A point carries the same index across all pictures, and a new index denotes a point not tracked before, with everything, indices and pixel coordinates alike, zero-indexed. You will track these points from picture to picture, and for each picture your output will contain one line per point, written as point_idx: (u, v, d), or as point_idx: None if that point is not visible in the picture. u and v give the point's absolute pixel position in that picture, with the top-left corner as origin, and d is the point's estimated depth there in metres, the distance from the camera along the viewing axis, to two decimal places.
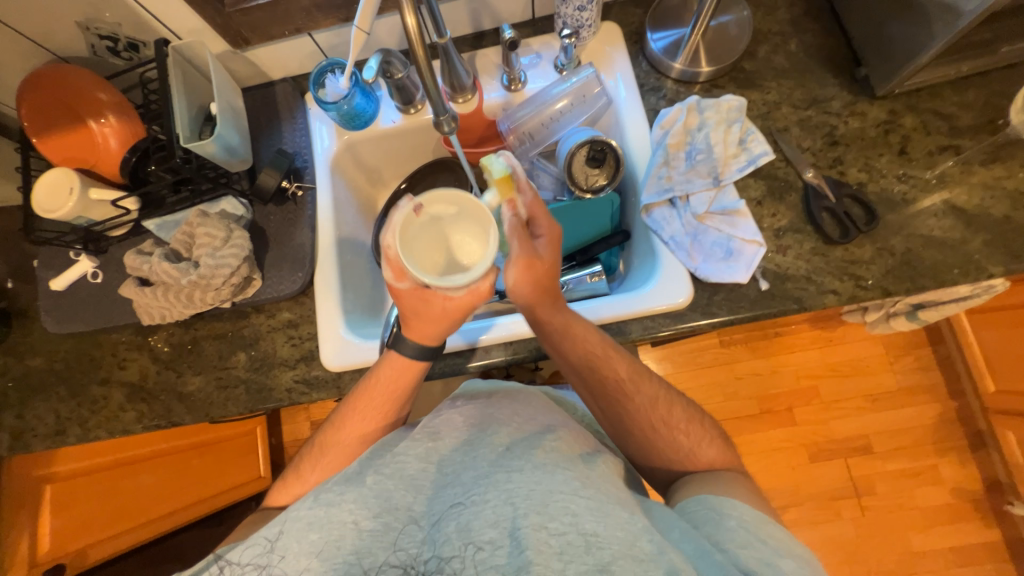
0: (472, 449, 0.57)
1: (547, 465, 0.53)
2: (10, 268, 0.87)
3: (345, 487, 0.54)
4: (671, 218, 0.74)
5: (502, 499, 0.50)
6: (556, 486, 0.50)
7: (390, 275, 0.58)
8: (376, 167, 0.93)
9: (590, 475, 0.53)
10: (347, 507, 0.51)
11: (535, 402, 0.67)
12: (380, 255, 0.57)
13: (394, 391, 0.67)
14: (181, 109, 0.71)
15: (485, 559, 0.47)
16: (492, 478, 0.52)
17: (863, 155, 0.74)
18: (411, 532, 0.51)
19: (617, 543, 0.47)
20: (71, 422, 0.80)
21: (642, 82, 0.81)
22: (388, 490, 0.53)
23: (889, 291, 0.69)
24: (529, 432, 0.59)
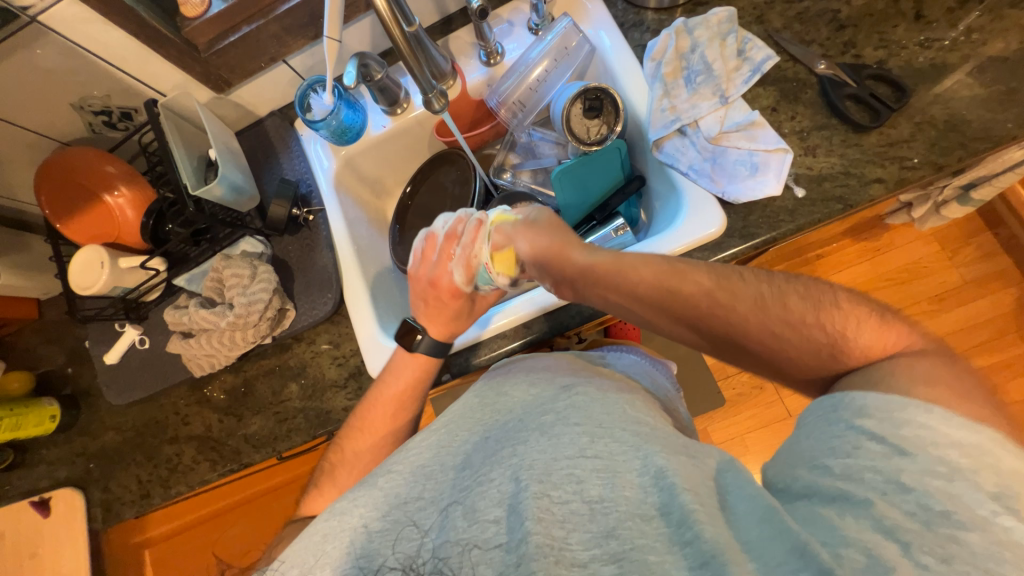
0: (484, 429, 0.53)
1: (554, 432, 0.48)
2: (69, 353, 0.92)
3: (357, 489, 0.50)
4: (685, 148, 0.71)
5: (507, 475, 0.45)
6: (560, 451, 0.46)
7: (461, 275, 0.70)
8: (377, 177, 0.94)
9: (603, 427, 0.48)
10: (359, 511, 0.47)
11: (556, 363, 0.62)
12: (460, 257, 0.69)
13: (411, 389, 0.71)
14: (183, 160, 0.72)
15: (489, 540, 0.42)
16: (498, 456, 0.48)
17: (876, 31, 0.68)
18: (419, 525, 0.45)
19: (625, 503, 0.42)
20: (153, 485, 0.83)
21: (622, 21, 0.78)
22: (398, 486, 0.49)
23: (940, 165, 0.63)
24: (543, 397, 0.54)
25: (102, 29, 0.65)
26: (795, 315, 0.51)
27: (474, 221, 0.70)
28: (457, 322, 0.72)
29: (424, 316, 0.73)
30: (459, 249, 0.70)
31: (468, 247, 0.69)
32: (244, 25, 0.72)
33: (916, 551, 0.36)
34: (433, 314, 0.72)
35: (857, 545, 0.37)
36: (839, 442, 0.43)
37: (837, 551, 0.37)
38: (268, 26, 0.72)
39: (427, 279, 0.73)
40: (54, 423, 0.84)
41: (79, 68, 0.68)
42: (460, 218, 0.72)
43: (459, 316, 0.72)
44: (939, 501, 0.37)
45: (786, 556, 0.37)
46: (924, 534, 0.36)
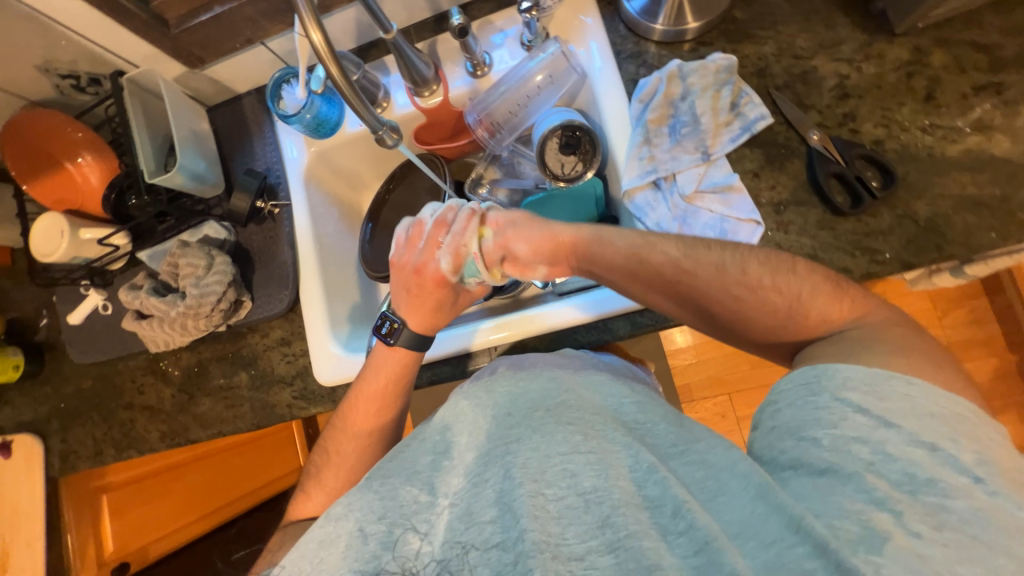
0: (471, 427, 0.49)
1: (546, 425, 0.47)
2: (36, 305, 0.93)
3: (350, 493, 0.47)
4: (656, 202, 0.68)
5: (501, 474, 0.44)
6: (554, 447, 0.45)
7: (448, 265, 0.66)
8: (354, 171, 0.91)
9: (594, 423, 0.48)
10: (352, 516, 0.44)
11: (549, 357, 0.61)
12: (452, 249, 0.66)
13: (388, 384, 0.68)
14: (143, 142, 0.71)
15: (487, 541, 0.41)
16: (492, 453, 0.46)
17: (880, 107, 0.64)
18: (417, 527, 0.43)
19: (620, 492, 0.42)
20: (106, 444, 0.87)
21: (619, 49, 0.73)
22: (393, 488, 0.46)
23: (911, 264, 0.61)
24: (536, 390, 0.52)
25: None
26: (739, 302, 0.55)
27: (467, 210, 0.66)
28: (438, 314, 0.70)
29: (407, 307, 0.70)
30: (448, 238, 0.66)
31: (459, 236, 0.65)
32: (217, 5, 0.68)
33: (908, 520, 0.39)
34: (415, 305, 0.69)
35: (852, 517, 0.40)
36: (824, 415, 0.46)
37: (831, 522, 0.40)
38: (243, 9, 0.68)
39: (411, 268, 0.69)
40: (18, 372, 0.88)
41: (42, 32, 0.65)
42: (451, 208, 0.68)
43: (441, 307, 0.70)
44: (924, 470, 0.41)
45: (780, 532, 0.40)
46: (912, 504, 0.40)
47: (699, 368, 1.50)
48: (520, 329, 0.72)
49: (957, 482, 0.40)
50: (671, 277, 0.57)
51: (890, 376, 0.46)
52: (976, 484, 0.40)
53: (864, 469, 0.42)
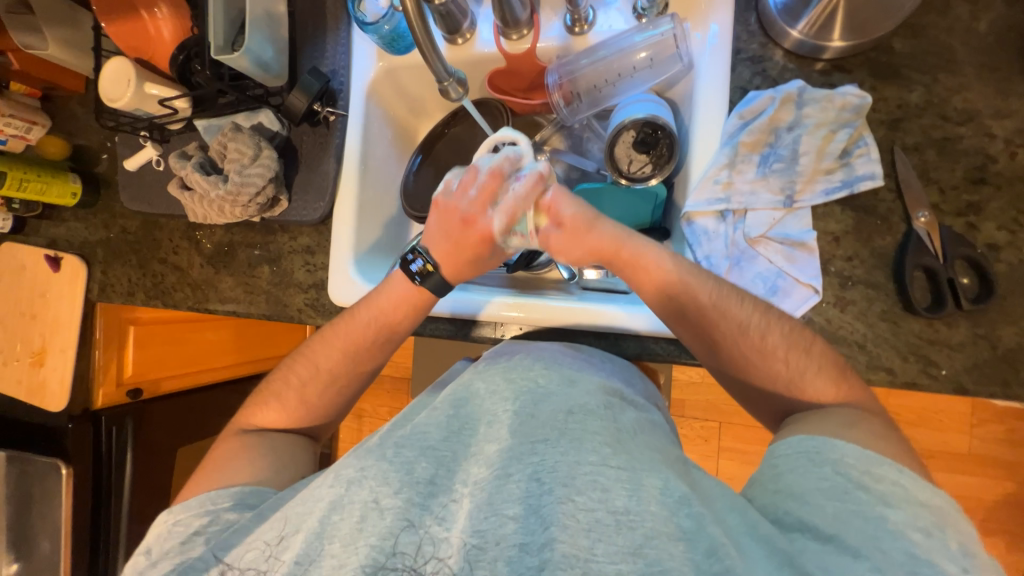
0: (487, 418, 0.50)
1: (574, 433, 0.46)
2: (100, 139, 0.97)
3: (366, 459, 0.48)
4: (714, 234, 0.62)
5: (527, 474, 0.44)
6: (582, 456, 0.44)
7: (501, 222, 0.62)
8: (419, 97, 0.87)
9: (621, 438, 0.46)
10: (369, 485, 0.45)
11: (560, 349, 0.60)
12: (508, 203, 0.61)
13: (388, 327, 0.69)
14: (217, 12, 0.68)
15: (508, 536, 0.42)
16: (517, 450, 0.46)
17: (1015, 207, 0.54)
18: (435, 511, 0.44)
19: (652, 519, 0.41)
20: (138, 288, 0.94)
21: (740, 47, 0.63)
22: (411, 462, 0.47)
23: (965, 389, 0.55)
24: (558, 391, 0.50)
25: None
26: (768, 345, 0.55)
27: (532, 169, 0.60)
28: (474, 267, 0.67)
29: (445, 252, 0.66)
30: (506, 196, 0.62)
31: (519, 196, 0.61)
32: None
33: None
34: (450, 253, 0.66)
35: None
36: (829, 484, 0.45)
37: None
38: None
39: (459, 215, 0.64)
40: (75, 199, 0.94)
41: None
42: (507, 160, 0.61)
43: (477, 263, 0.67)
44: (921, 552, 0.39)
45: None
46: None
47: (700, 390, 1.47)
48: (535, 312, 0.70)
49: (949, 568, 0.39)
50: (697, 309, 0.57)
51: (883, 460, 0.45)
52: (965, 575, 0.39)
53: (868, 543, 0.40)
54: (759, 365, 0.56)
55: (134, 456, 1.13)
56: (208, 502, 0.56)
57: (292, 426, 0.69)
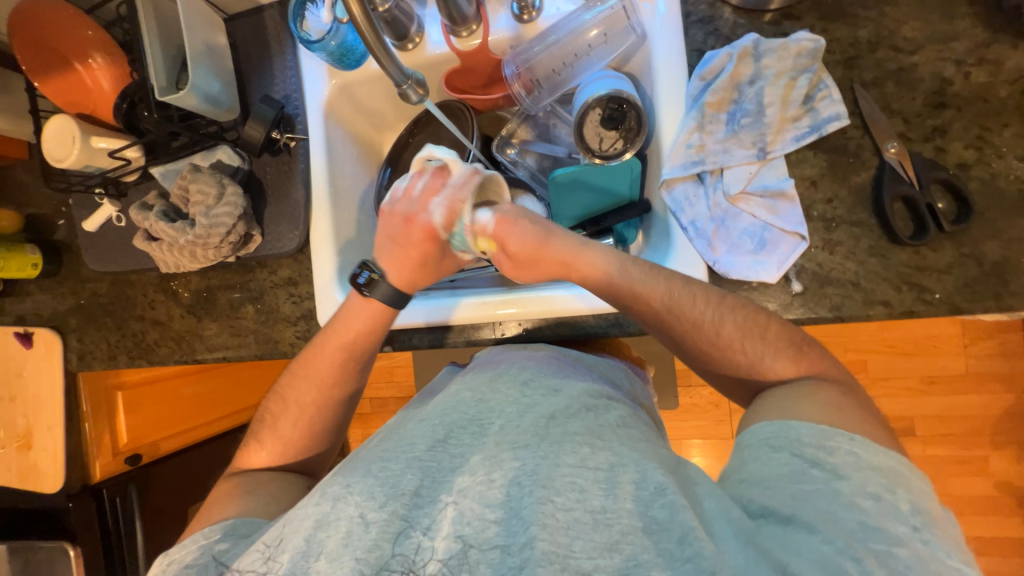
0: (472, 430, 0.50)
1: (554, 437, 0.47)
2: (53, 203, 0.93)
3: (351, 475, 0.47)
4: (695, 198, 0.62)
5: (509, 478, 0.44)
6: (561, 459, 0.45)
7: (441, 217, 0.62)
8: (378, 110, 0.85)
9: (599, 440, 0.48)
10: (353, 500, 0.44)
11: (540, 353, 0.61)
12: (449, 199, 0.62)
13: (353, 341, 0.67)
14: (155, 53, 0.66)
15: (491, 540, 0.41)
16: (498, 457, 0.46)
17: (978, 125, 0.55)
18: (419, 519, 0.43)
19: (626, 517, 0.42)
20: (119, 350, 0.91)
21: (689, 10, 0.63)
22: (395, 474, 0.46)
23: (960, 309, 0.56)
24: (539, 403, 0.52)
25: None
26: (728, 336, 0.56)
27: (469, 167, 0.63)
28: (422, 269, 0.66)
29: (393, 256, 0.66)
30: (445, 191, 0.63)
31: (456, 188, 0.62)
32: None
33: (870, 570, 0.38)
34: (399, 256, 0.65)
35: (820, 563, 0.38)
36: (788, 469, 0.46)
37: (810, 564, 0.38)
38: None
39: (398, 216, 0.65)
40: (37, 270, 0.90)
41: None
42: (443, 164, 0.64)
43: (425, 264, 0.66)
44: (874, 521, 0.41)
45: None
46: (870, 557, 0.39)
47: None
48: (522, 311, 0.69)
49: (897, 531, 0.40)
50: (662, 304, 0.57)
51: (835, 432, 0.47)
52: (914, 534, 0.40)
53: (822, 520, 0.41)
54: (725, 355, 0.56)
55: (142, 523, 1.10)
56: (202, 537, 0.54)
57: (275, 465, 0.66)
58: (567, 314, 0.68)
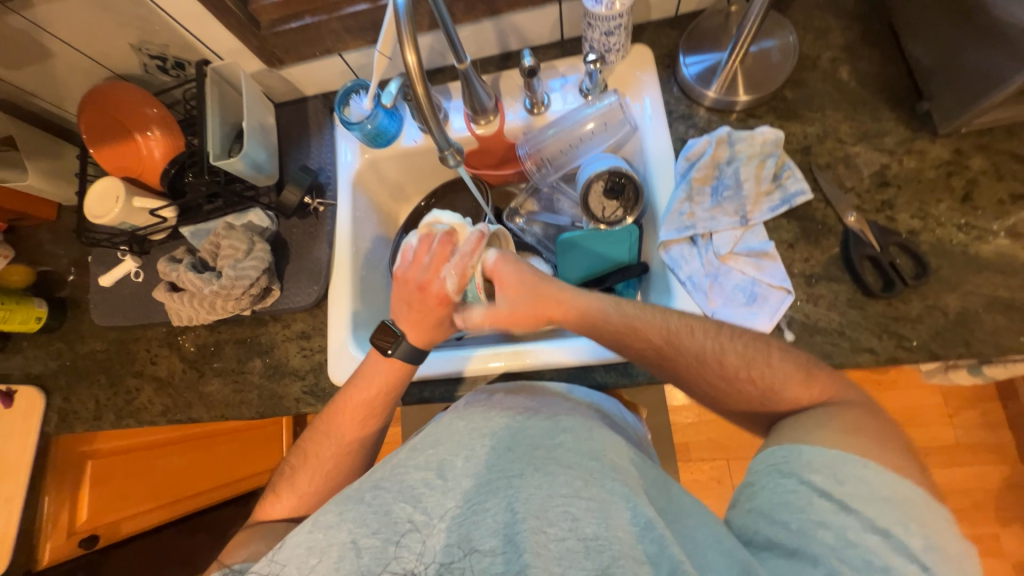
0: (465, 455, 0.49)
1: (548, 465, 0.47)
2: (70, 260, 0.96)
3: (343, 503, 0.47)
4: (690, 257, 0.70)
5: (502, 507, 0.44)
6: (555, 488, 0.45)
7: (453, 285, 0.61)
8: (399, 183, 0.95)
9: (595, 469, 0.47)
10: (346, 526, 0.44)
11: (544, 391, 0.60)
12: (459, 265, 0.61)
13: (379, 393, 0.65)
14: (214, 127, 0.75)
15: (486, 569, 0.41)
16: (493, 486, 0.46)
17: (918, 199, 0.67)
18: (413, 545, 0.43)
19: (618, 545, 0.42)
20: (107, 409, 0.87)
21: (671, 109, 0.77)
22: (387, 503, 0.46)
23: (937, 355, 0.62)
24: (531, 427, 0.52)
25: None
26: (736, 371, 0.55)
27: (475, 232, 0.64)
28: (439, 331, 0.65)
29: (406, 320, 0.64)
30: (455, 257, 0.62)
31: (466, 256, 0.62)
32: (308, 16, 0.74)
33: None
34: (415, 318, 0.64)
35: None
36: (793, 497, 0.46)
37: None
38: (330, 22, 0.74)
39: (414, 283, 0.63)
40: (39, 324, 0.89)
41: (144, 16, 0.71)
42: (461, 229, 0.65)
43: (441, 326, 0.65)
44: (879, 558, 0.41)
45: None
46: None
47: (703, 427, 1.46)
48: (532, 367, 0.72)
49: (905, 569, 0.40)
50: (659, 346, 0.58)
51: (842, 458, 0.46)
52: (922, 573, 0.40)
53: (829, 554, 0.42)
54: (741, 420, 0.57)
55: None
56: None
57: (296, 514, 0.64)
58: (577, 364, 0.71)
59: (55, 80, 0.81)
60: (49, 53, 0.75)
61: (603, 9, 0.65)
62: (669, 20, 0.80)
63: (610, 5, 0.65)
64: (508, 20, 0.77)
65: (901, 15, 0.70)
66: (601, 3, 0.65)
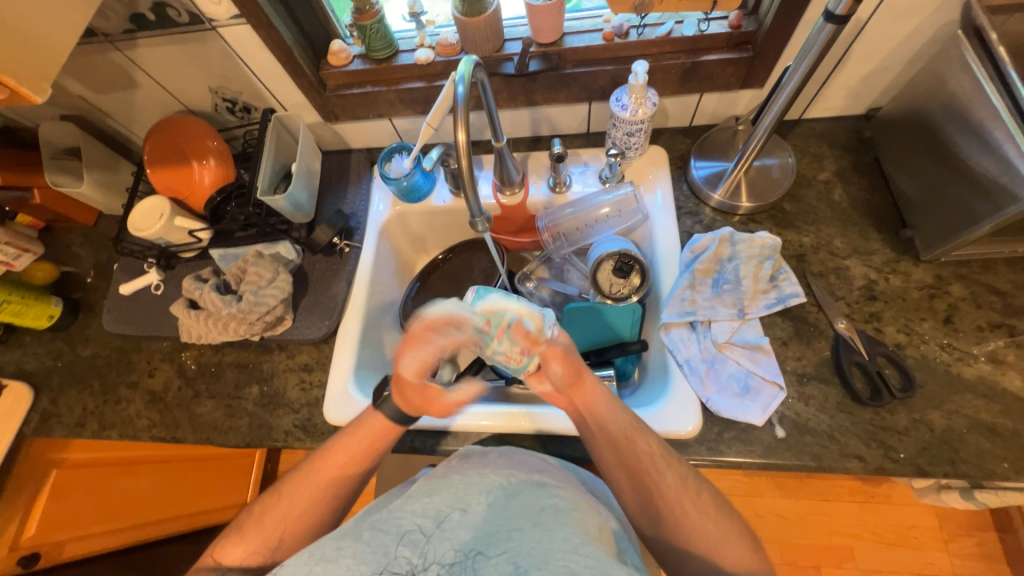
0: (462, 505, 0.51)
1: (547, 523, 0.48)
2: (95, 265, 0.99)
3: (341, 539, 0.48)
4: (689, 341, 0.73)
5: (504, 558, 0.44)
6: (555, 543, 0.45)
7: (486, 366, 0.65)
8: (422, 236, 1.01)
9: (591, 534, 0.48)
10: (345, 562, 0.45)
11: (536, 457, 0.61)
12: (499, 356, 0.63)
13: (366, 451, 0.65)
14: (267, 165, 0.83)
15: None
16: (493, 537, 0.47)
17: (903, 316, 0.71)
18: None
19: None
20: (92, 417, 0.86)
21: (680, 204, 0.85)
22: (386, 544, 0.47)
23: (924, 471, 0.63)
24: (527, 486, 0.53)
25: (261, 51, 0.78)
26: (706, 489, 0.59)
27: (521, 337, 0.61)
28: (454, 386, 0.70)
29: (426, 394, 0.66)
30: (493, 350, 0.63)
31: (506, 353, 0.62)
32: (370, 85, 0.84)
33: None
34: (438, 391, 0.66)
35: None
36: None
37: None
38: (387, 93, 0.84)
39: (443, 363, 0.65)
40: (49, 322, 0.91)
41: (228, 67, 0.81)
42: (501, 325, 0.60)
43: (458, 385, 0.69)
44: None
45: None
46: None
47: None
48: (528, 431, 0.72)
49: None
50: (642, 468, 0.60)
51: None
52: None
53: None
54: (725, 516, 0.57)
55: None
56: None
57: (261, 557, 0.61)
58: (571, 435, 0.71)
59: (132, 107, 0.90)
60: (136, 85, 0.85)
61: (627, 114, 0.75)
62: (683, 129, 0.90)
63: (634, 111, 0.75)
64: (542, 111, 0.88)
65: (886, 153, 0.80)
66: (627, 109, 0.75)
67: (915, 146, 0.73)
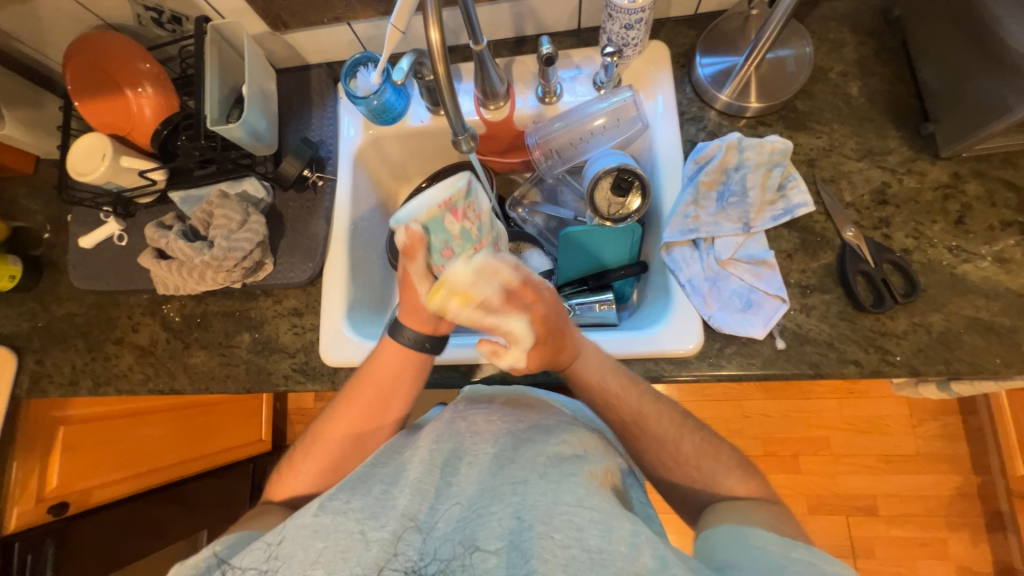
0: (466, 459, 0.52)
1: (552, 474, 0.49)
2: (47, 217, 0.91)
3: (350, 490, 0.50)
4: (691, 260, 0.71)
5: (509, 511, 0.46)
6: (559, 497, 0.46)
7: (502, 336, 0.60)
8: (401, 163, 0.92)
9: (596, 483, 0.49)
10: (353, 516, 0.47)
11: (542, 405, 0.60)
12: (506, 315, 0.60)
13: (394, 380, 0.64)
14: (213, 90, 0.73)
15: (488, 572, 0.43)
16: (497, 491, 0.48)
17: (914, 219, 0.68)
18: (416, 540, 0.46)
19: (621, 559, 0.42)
20: (84, 374, 0.84)
21: (683, 109, 0.77)
22: (394, 498, 0.49)
23: (917, 371, 0.64)
24: (533, 436, 0.54)
25: None
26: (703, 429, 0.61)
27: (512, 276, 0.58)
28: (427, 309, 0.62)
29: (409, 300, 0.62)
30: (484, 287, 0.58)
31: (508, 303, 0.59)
32: None
33: None
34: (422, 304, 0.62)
35: None
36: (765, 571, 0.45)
37: None
38: None
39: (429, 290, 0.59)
40: (12, 282, 0.85)
41: None
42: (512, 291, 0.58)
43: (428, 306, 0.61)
44: None
45: None
46: None
47: None
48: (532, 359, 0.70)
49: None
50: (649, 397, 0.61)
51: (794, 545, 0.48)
52: None
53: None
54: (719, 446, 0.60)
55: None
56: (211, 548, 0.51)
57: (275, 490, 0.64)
58: None
59: (36, 22, 0.75)
60: None
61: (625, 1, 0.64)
62: (687, 19, 0.79)
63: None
64: (526, 3, 0.75)
65: (914, 35, 0.71)
66: None
67: (948, 24, 0.65)
